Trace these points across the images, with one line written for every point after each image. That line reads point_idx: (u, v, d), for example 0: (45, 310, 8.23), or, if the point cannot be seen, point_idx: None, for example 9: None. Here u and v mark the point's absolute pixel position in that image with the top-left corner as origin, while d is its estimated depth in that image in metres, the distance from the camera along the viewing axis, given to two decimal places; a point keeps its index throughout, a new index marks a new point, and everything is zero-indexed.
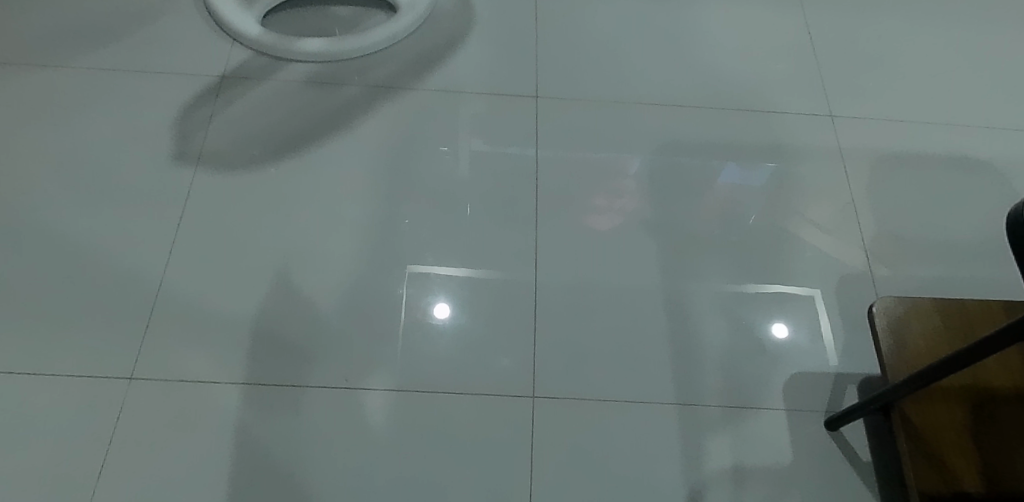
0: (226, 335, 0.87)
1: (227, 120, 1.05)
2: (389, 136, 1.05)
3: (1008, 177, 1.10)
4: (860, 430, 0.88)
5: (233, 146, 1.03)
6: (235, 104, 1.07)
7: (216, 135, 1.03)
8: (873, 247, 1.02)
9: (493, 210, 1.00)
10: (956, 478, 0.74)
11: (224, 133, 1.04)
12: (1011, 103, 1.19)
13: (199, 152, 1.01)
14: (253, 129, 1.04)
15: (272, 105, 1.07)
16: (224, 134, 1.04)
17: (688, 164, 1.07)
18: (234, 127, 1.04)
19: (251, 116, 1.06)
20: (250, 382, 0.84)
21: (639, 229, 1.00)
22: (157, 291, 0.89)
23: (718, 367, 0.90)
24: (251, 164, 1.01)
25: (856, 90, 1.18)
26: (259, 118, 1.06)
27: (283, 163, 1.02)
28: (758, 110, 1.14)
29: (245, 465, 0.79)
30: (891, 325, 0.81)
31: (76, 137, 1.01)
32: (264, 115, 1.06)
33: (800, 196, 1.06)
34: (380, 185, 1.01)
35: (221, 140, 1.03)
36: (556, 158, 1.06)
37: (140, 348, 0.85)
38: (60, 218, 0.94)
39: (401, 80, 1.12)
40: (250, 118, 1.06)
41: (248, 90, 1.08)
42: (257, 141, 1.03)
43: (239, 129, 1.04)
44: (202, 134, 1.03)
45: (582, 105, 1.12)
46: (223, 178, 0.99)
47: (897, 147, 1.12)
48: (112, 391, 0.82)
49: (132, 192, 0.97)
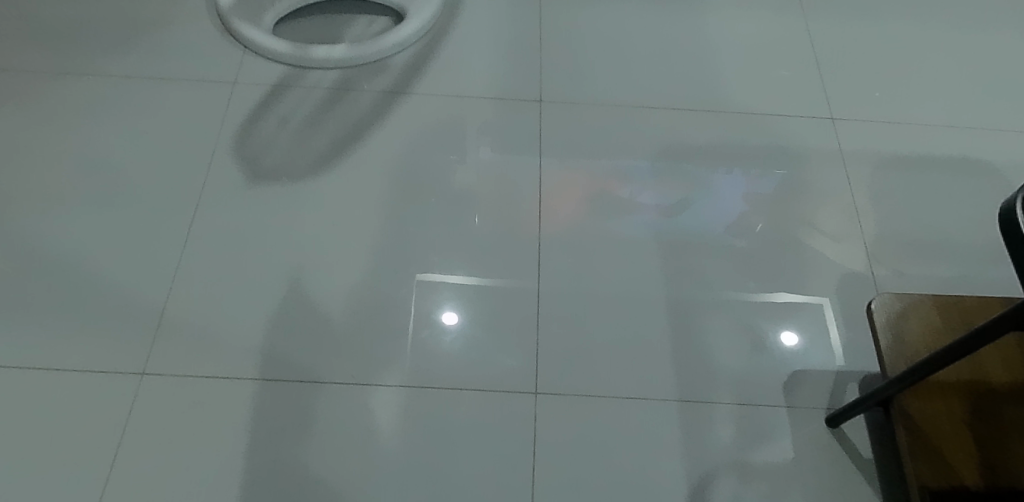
0: (235, 333, 0.89)
1: (260, 129, 1.08)
2: (398, 142, 1.08)
3: (1010, 178, 1.11)
4: (861, 427, 0.88)
5: (260, 156, 1.05)
6: (262, 114, 1.10)
7: (249, 145, 1.06)
8: (876, 248, 1.03)
9: (497, 213, 1.02)
10: (956, 472, 0.74)
11: (259, 141, 1.07)
12: (1013, 105, 1.19)
13: (226, 162, 1.04)
14: (283, 138, 1.07)
15: (300, 113, 1.10)
16: (257, 143, 1.06)
17: (689, 167, 1.09)
18: (267, 135, 1.07)
19: (283, 126, 1.09)
20: (259, 379, 0.86)
21: (640, 230, 1.02)
22: (170, 290, 0.92)
23: (720, 366, 0.91)
24: (286, 169, 1.04)
25: (858, 94, 1.19)
26: (289, 127, 1.09)
27: (305, 170, 1.04)
28: (759, 114, 1.15)
29: (254, 458, 0.81)
30: (891, 321, 0.82)
31: (92, 142, 1.05)
32: (294, 123, 1.09)
33: (802, 198, 1.07)
34: (388, 188, 1.03)
35: (257, 149, 1.06)
36: (559, 162, 1.08)
37: (153, 345, 0.88)
38: (75, 220, 0.97)
39: (414, 86, 1.14)
40: (281, 128, 1.08)
41: (278, 98, 1.11)
42: (287, 150, 1.06)
43: (273, 137, 1.07)
44: (229, 144, 1.06)
45: (587, 110, 1.14)
46: (247, 186, 1.02)
47: (897, 150, 1.13)
48: (125, 385, 0.85)
49: (148, 195, 1.00)
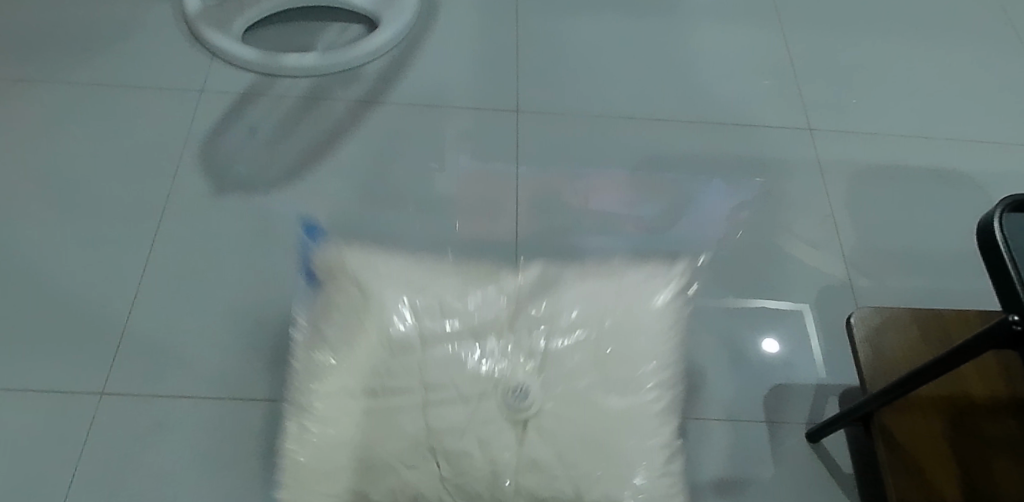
0: (206, 352, 0.86)
1: (229, 138, 1.05)
2: (371, 153, 1.05)
3: (987, 188, 1.12)
4: (841, 441, 0.88)
5: (243, 170, 1.02)
6: (246, 125, 1.07)
7: (217, 155, 1.03)
8: (855, 259, 1.03)
9: (472, 224, 1.00)
10: (935, 489, 0.73)
11: (226, 151, 1.04)
12: (989, 116, 1.21)
13: (215, 173, 1.01)
14: (254, 151, 1.04)
15: (273, 122, 1.08)
16: (227, 154, 1.03)
17: (669, 177, 1.08)
18: (234, 144, 1.05)
19: (254, 136, 1.06)
20: (232, 397, 0.84)
21: (622, 241, 1.00)
22: (130, 308, 0.89)
23: (703, 379, 0.90)
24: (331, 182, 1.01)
25: (837, 104, 1.20)
26: (259, 138, 1.06)
27: (288, 187, 1.01)
28: (741, 123, 1.15)
29: (221, 481, 0.78)
30: (869, 335, 0.82)
31: (51, 151, 1.01)
32: (266, 132, 1.07)
33: (784, 209, 1.06)
34: (360, 200, 1.01)
35: (225, 160, 1.03)
36: (538, 174, 1.06)
37: (114, 362, 0.84)
38: (31, 233, 0.94)
39: (388, 94, 1.12)
40: (254, 138, 1.06)
41: (247, 107, 1.09)
42: (258, 160, 1.03)
43: (239, 147, 1.04)
44: (211, 158, 1.03)
45: (566, 120, 1.13)
46: (213, 209, 0.98)
47: (876, 160, 1.13)
48: (81, 407, 0.81)
49: (114, 204, 0.97)
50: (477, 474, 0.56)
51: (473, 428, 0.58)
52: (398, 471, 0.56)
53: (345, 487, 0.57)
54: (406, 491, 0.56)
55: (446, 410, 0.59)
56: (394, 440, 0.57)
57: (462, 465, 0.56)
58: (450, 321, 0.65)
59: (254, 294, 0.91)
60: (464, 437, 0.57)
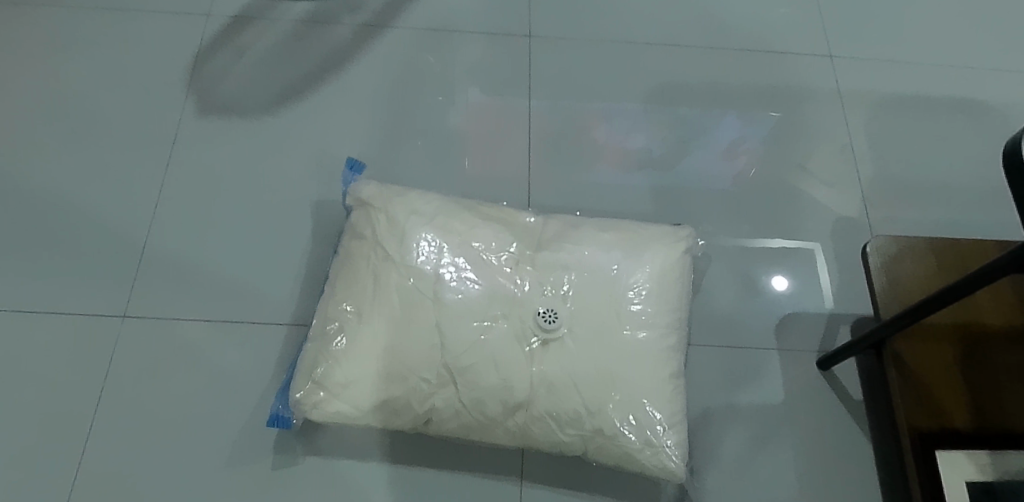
0: (222, 280, 0.87)
1: (221, 59, 1.03)
2: (379, 83, 1.03)
3: (1010, 119, 1.09)
4: (851, 369, 0.89)
5: (243, 94, 1.01)
6: (240, 48, 1.04)
7: (203, 79, 1.01)
8: (871, 192, 1.02)
9: (483, 155, 0.99)
10: (946, 414, 0.75)
11: (214, 72, 1.02)
12: (1017, 44, 1.16)
13: (220, 100, 1.00)
14: (237, 78, 1.02)
15: (262, 44, 1.05)
16: (212, 80, 1.01)
17: (683, 109, 1.05)
18: (228, 68, 1.02)
19: (242, 58, 1.03)
20: (250, 323, 0.85)
21: (634, 172, 0.99)
22: (147, 238, 0.89)
23: (715, 310, 0.91)
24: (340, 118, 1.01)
25: (859, 32, 1.16)
26: (245, 60, 1.03)
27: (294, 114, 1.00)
28: (758, 51, 1.12)
29: (242, 405, 0.81)
30: (885, 264, 0.81)
31: (59, 78, 1.00)
32: (254, 54, 1.04)
33: (800, 141, 1.04)
34: (370, 130, 0.99)
35: (206, 82, 1.01)
36: (550, 105, 1.04)
37: (134, 289, 0.86)
38: (43, 161, 0.94)
39: (395, 20, 1.09)
40: (242, 60, 1.03)
41: (243, 28, 1.06)
42: (250, 84, 1.01)
43: (228, 68, 1.02)
44: (210, 84, 1.01)
45: (578, 47, 1.10)
46: (221, 139, 0.97)
47: (898, 90, 1.10)
48: (105, 332, 0.83)
49: (124, 133, 0.97)
50: (491, 389, 0.67)
51: (478, 355, 0.67)
52: (417, 381, 0.67)
53: (372, 400, 0.68)
54: (428, 402, 0.68)
55: (465, 332, 0.68)
56: (422, 357, 0.67)
57: (475, 381, 0.67)
58: (467, 264, 0.71)
59: (266, 224, 0.91)
60: (472, 357, 0.67)
